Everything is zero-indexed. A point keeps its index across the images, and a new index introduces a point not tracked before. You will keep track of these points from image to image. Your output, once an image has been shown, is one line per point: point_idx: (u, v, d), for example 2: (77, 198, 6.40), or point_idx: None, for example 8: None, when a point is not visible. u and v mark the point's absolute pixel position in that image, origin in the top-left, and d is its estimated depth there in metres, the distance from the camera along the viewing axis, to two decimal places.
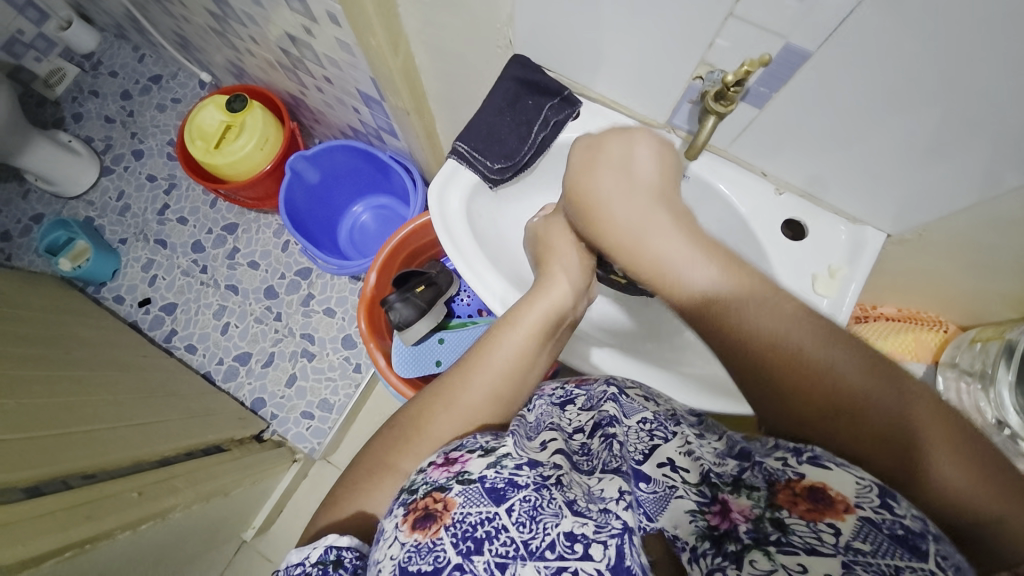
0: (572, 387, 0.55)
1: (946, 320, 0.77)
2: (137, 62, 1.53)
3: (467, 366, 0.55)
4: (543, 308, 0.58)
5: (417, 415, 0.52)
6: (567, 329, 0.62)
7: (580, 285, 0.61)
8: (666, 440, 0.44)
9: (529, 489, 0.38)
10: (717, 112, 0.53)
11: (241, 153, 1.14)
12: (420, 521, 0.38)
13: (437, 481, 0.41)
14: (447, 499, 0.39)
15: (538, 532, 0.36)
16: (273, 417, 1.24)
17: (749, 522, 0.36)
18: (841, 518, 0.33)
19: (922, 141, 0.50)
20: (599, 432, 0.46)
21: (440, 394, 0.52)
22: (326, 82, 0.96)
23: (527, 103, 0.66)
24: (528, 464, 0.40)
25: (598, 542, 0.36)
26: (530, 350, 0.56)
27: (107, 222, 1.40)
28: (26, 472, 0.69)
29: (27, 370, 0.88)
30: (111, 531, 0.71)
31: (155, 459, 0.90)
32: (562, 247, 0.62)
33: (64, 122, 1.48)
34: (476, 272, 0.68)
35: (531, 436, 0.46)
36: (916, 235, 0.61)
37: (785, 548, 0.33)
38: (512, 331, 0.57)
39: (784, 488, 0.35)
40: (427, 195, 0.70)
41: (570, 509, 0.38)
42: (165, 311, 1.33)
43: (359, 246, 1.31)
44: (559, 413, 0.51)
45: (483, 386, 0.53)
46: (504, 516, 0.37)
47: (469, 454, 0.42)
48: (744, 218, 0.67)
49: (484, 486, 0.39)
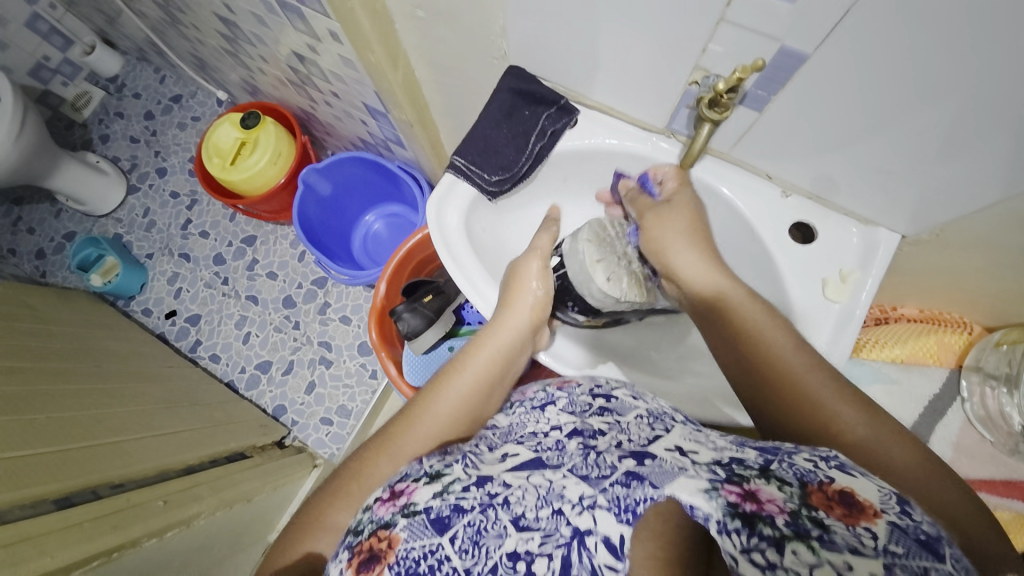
0: (553, 390, 0.57)
1: (970, 321, 0.74)
2: (158, 82, 1.58)
3: (413, 412, 0.56)
4: (491, 352, 0.62)
5: (360, 467, 0.52)
6: (516, 375, 0.65)
7: (527, 332, 0.66)
8: (668, 431, 0.47)
9: (474, 513, 0.39)
10: (713, 120, 0.54)
11: (256, 169, 1.17)
12: (365, 564, 0.39)
13: (382, 519, 0.41)
14: (391, 537, 0.39)
15: (481, 558, 0.37)
16: (294, 424, 1.26)
17: (785, 514, 0.34)
18: (873, 522, 0.34)
19: (939, 141, 0.48)
20: (576, 437, 0.47)
21: (388, 442, 0.53)
22: (334, 96, 0.98)
23: (523, 114, 0.66)
24: (476, 484, 0.42)
25: (544, 555, 0.37)
26: (477, 394, 0.58)
27: (134, 238, 1.45)
28: (54, 485, 0.71)
29: (58, 385, 0.92)
30: (136, 539, 0.72)
31: (181, 468, 0.92)
32: (517, 289, 0.66)
33: (92, 143, 1.54)
34: (474, 285, 0.70)
35: (494, 447, 0.49)
36: (934, 235, 0.59)
37: (829, 545, 0.33)
38: (459, 374, 0.60)
39: (817, 490, 0.36)
40: (426, 211, 0.70)
41: (516, 526, 0.39)
42: (190, 323, 1.37)
43: (372, 254, 1.33)
44: (537, 417, 0.53)
45: (428, 432, 0.54)
46: (448, 545, 0.38)
47: (415, 483, 0.43)
48: (750, 224, 0.67)
49: (429, 517, 0.40)
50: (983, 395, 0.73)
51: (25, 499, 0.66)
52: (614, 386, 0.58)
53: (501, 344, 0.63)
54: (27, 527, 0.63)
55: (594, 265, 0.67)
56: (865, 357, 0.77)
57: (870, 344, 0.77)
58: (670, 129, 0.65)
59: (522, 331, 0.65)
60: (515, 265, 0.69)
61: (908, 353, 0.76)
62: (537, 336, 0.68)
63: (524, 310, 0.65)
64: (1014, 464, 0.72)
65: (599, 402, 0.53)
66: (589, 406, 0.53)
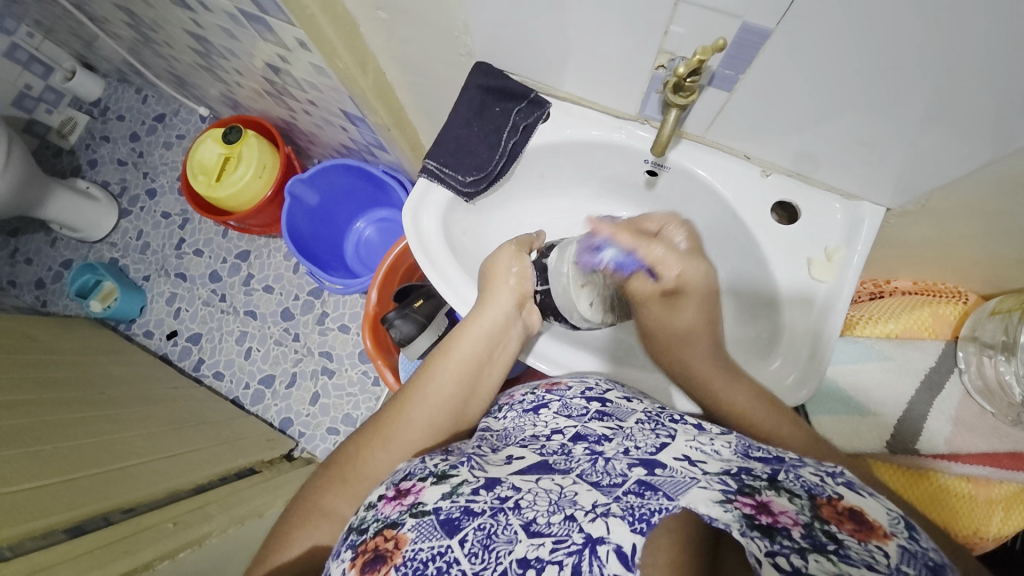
0: (542, 392, 0.57)
1: (966, 290, 0.72)
2: (141, 103, 1.58)
3: (403, 399, 0.58)
4: (476, 334, 0.64)
5: (353, 455, 0.53)
6: (504, 354, 0.66)
7: (511, 310, 0.66)
8: (673, 437, 0.46)
9: (484, 516, 0.38)
10: (680, 104, 0.53)
11: (241, 184, 1.16)
12: (369, 564, 0.37)
13: (388, 518, 0.40)
14: (399, 537, 0.38)
15: (490, 562, 0.35)
16: (301, 435, 1.27)
17: (800, 526, 0.35)
18: (884, 542, 0.34)
19: (919, 108, 0.46)
20: (581, 441, 0.47)
21: (381, 430, 0.55)
22: (311, 105, 0.97)
23: (494, 111, 0.65)
24: (485, 487, 0.41)
25: (554, 563, 0.35)
26: (464, 378, 0.61)
27: (130, 261, 1.45)
28: (62, 515, 0.70)
29: (64, 413, 0.92)
30: (149, 563, 0.68)
31: (191, 487, 0.92)
32: (499, 271, 0.67)
33: (82, 170, 1.54)
34: (453, 286, 0.70)
35: (497, 449, 0.49)
36: (920, 205, 0.58)
37: (846, 559, 0.33)
38: (446, 361, 0.61)
39: (827, 505, 0.36)
40: (401, 219, 0.70)
41: (527, 532, 0.37)
42: (191, 341, 1.37)
43: (365, 261, 1.32)
44: (532, 420, 0.52)
45: (420, 418, 0.56)
46: (456, 548, 0.36)
47: (422, 483, 0.42)
48: (731, 207, 0.66)
49: (438, 518, 0.38)
50: (982, 365, 0.70)
51: (35, 531, 0.65)
52: (607, 387, 0.57)
53: (486, 325, 0.64)
54: (38, 559, 0.61)
55: (577, 290, 0.67)
56: (858, 334, 0.76)
57: (863, 320, 0.76)
58: (643, 116, 0.64)
59: (505, 310, 0.66)
60: (490, 261, 0.69)
61: (903, 327, 0.74)
62: (526, 312, 0.69)
63: (506, 290, 0.66)
64: (1019, 436, 0.68)
65: (596, 406, 0.52)
66: (586, 411, 0.51)
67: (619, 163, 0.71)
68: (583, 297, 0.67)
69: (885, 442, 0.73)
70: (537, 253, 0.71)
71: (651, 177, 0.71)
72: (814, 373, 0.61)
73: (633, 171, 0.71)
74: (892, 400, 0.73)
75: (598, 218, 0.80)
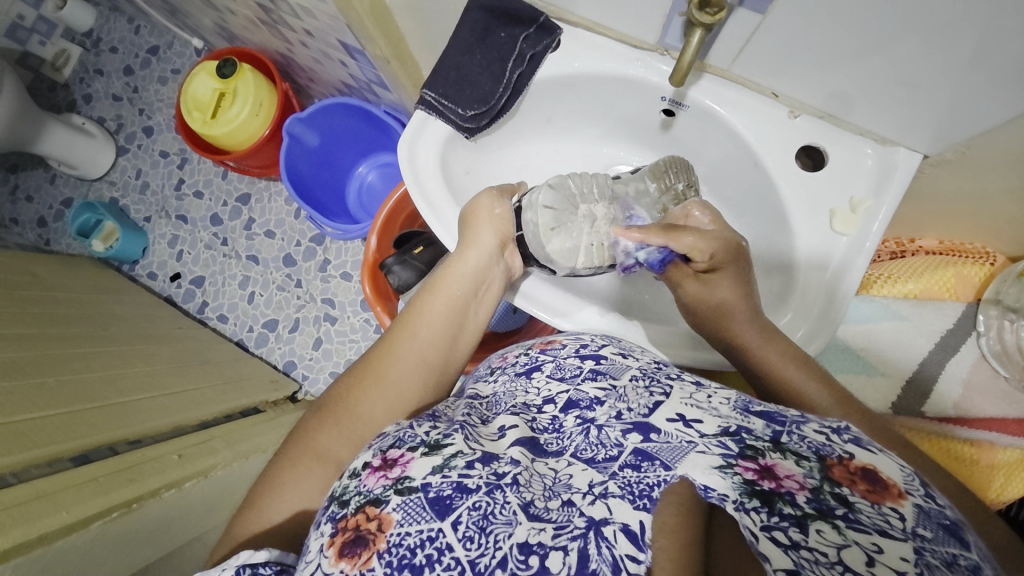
0: (537, 353, 0.54)
1: (994, 251, 0.69)
2: (134, 34, 1.49)
3: (391, 339, 0.57)
4: (460, 273, 0.62)
5: (344, 394, 0.52)
6: (490, 293, 0.64)
7: (495, 250, 0.64)
8: (667, 395, 0.44)
9: (480, 494, 0.36)
10: (705, 24, 0.48)
11: (237, 122, 1.11)
12: (350, 545, 0.36)
13: (371, 492, 0.38)
14: (382, 517, 0.36)
15: (488, 548, 0.34)
16: (305, 378, 1.28)
17: (807, 491, 0.35)
18: (898, 503, 0.34)
19: (968, 43, 0.42)
20: (572, 411, 0.45)
21: (370, 370, 0.54)
22: (308, 35, 0.90)
23: (499, 36, 0.60)
24: (481, 461, 0.39)
25: (558, 549, 0.35)
26: (451, 316, 0.59)
27: (130, 201, 1.43)
28: (68, 443, 0.72)
29: (68, 348, 0.94)
30: (155, 490, 0.71)
31: (195, 423, 0.94)
32: (481, 211, 0.64)
33: (77, 105, 1.48)
34: (446, 226, 0.67)
35: (488, 420, 0.46)
36: (958, 153, 0.54)
37: (855, 525, 0.33)
38: (433, 300, 0.60)
39: (838, 465, 0.36)
40: (397, 161, 0.66)
41: (527, 514, 0.36)
42: (195, 284, 1.37)
43: (367, 208, 1.28)
44: (524, 386, 0.50)
45: (411, 355, 0.55)
46: (449, 533, 0.35)
47: (411, 454, 0.40)
48: (753, 153, 0.62)
49: (427, 497, 0.37)
50: (1002, 329, 0.68)
51: (39, 460, 0.67)
52: (604, 343, 0.54)
53: (470, 265, 0.62)
54: (41, 486, 0.63)
55: (548, 235, 0.63)
56: (874, 293, 0.74)
57: (882, 279, 0.74)
58: (663, 46, 0.59)
59: (489, 250, 0.63)
60: (472, 204, 0.66)
61: (922, 288, 0.72)
62: (508, 254, 0.66)
63: (489, 230, 0.64)
64: None
65: (590, 364, 0.50)
66: (579, 369, 0.49)
67: (631, 102, 0.67)
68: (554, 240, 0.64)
69: (889, 403, 0.72)
70: (520, 199, 0.69)
71: (667, 117, 0.68)
72: (825, 330, 0.60)
73: (649, 111, 0.68)
74: (901, 363, 0.72)
75: (609, 161, 0.76)
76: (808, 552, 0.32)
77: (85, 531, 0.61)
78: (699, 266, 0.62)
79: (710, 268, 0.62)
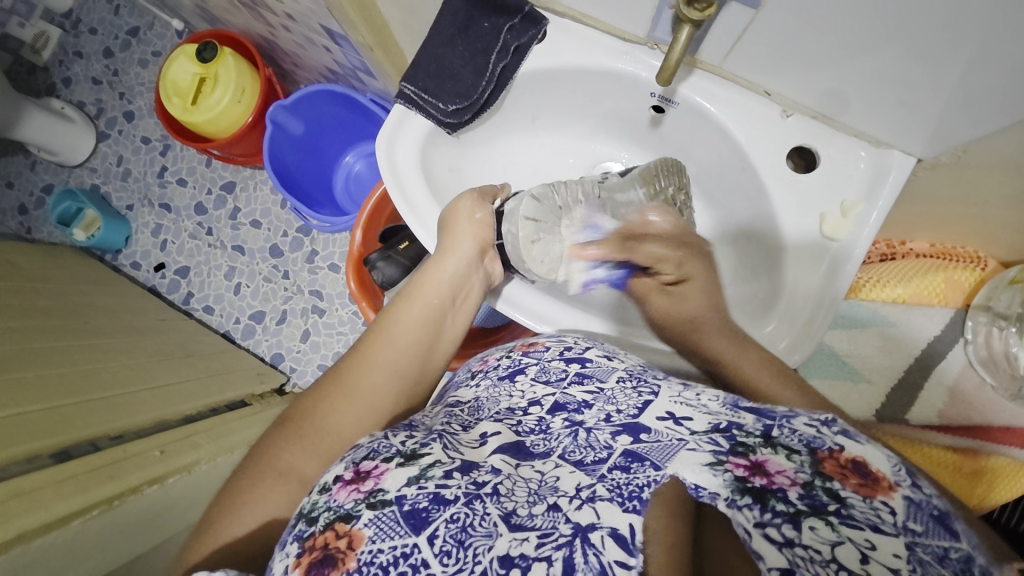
0: (520, 356, 0.53)
1: (986, 255, 0.68)
2: (113, 15, 1.43)
3: (362, 350, 0.55)
4: (438, 280, 0.61)
5: (311, 408, 0.50)
6: (468, 302, 0.63)
7: (474, 257, 0.63)
8: (656, 395, 0.43)
9: (457, 506, 0.35)
10: (693, 19, 0.46)
11: (219, 108, 1.08)
12: (318, 565, 0.34)
13: (342, 507, 0.36)
14: (353, 534, 0.35)
15: (466, 561, 0.33)
16: (292, 371, 1.26)
17: (798, 487, 0.34)
18: (889, 496, 0.33)
19: (967, 42, 0.40)
20: (560, 413, 0.44)
21: (340, 382, 0.52)
22: (290, 20, 0.87)
23: (482, 26, 0.57)
24: (460, 471, 0.38)
25: (541, 560, 0.33)
26: (427, 325, 0.58)
27: (112, 188, 1.39)
28: (47, 440, 0.70)
29: (47, 341, 0.91)
30: (136, 487, 0.70)
31: (180, 418, 0.92)
32: (461, 214, 0.63)
33: (55, 88, 1.43)
34: (426, 226, 0.65)
35: (469, 426, 0.45)
36: (954, 156, 0.53)
37: (849, 521, 0.32)
38: (409, 308, 0.59)
39: (829, 459, 0.35)
40: (376, 157, 0.64)
41: (507, 525, 0.35)
42: (179, 275, 1.34)
43: (355, 198, 1.25)
44: (508, 390, 0.48)
45: (384, 366, 0.54)
46: (425, 548, 0.33)
47: (386, 465, 0.38)
48: (744, 154, 0.61)
49: (402, 510, 0.35)
50: (990, 336, 0.68)
51: (17, 456, 0.65)
52: (588, 344, 0.53)
53: (447, 272, 0.61)
54: (19, 484, 0.61)
55: (528, 247, 0.62)
56: (864, 297, 0.73)
57: (870, 283, 0.74)
58: (654, 40, 0.57)
59: (467, 256, 0.62)
60: (451, 207, 0.64)
61: (912, 293, 0.71)
62: (488, 261, 0.65)
63: (469, 235, 0.62)
64: (1016, 410, 0.66)
65: (575, 368, 0.49)
66: (562, 372, 0.48)
67: (624, 96, 0.65)
68: (535, 254, 0.63)
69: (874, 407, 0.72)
70: (502, 202, 0.68)
71: (657, 114, 0.66)
72: (810, 338, 0.59)
73: (639, 107, 0.66)
74: (886, 369, 0.72)
75: (596, 159, 0.75)
76: (801, 550, 0.31)
77: (64, 530, 0.59)
78: (667, 278, 0.65)
79: (677, 279, 0.65)
